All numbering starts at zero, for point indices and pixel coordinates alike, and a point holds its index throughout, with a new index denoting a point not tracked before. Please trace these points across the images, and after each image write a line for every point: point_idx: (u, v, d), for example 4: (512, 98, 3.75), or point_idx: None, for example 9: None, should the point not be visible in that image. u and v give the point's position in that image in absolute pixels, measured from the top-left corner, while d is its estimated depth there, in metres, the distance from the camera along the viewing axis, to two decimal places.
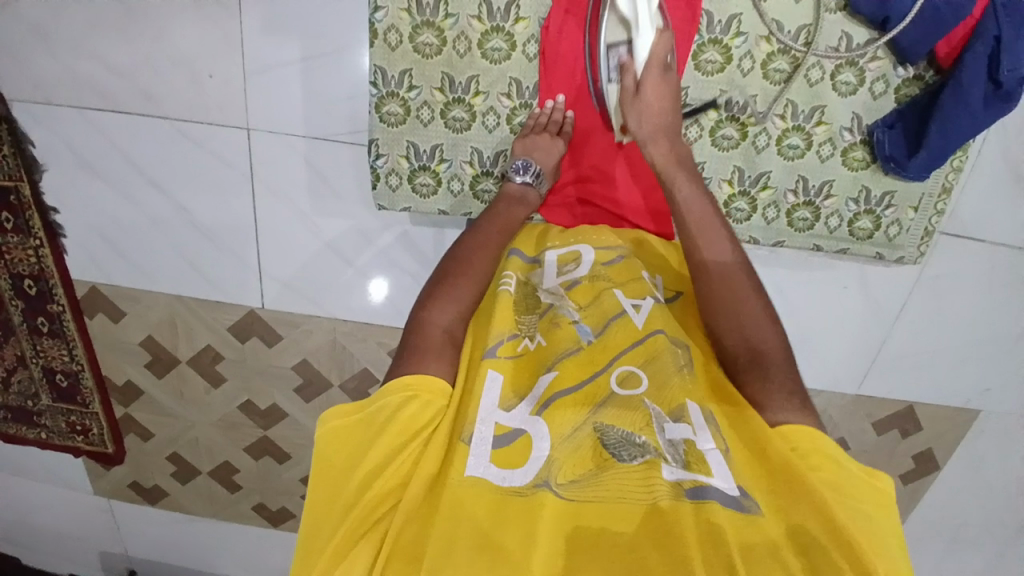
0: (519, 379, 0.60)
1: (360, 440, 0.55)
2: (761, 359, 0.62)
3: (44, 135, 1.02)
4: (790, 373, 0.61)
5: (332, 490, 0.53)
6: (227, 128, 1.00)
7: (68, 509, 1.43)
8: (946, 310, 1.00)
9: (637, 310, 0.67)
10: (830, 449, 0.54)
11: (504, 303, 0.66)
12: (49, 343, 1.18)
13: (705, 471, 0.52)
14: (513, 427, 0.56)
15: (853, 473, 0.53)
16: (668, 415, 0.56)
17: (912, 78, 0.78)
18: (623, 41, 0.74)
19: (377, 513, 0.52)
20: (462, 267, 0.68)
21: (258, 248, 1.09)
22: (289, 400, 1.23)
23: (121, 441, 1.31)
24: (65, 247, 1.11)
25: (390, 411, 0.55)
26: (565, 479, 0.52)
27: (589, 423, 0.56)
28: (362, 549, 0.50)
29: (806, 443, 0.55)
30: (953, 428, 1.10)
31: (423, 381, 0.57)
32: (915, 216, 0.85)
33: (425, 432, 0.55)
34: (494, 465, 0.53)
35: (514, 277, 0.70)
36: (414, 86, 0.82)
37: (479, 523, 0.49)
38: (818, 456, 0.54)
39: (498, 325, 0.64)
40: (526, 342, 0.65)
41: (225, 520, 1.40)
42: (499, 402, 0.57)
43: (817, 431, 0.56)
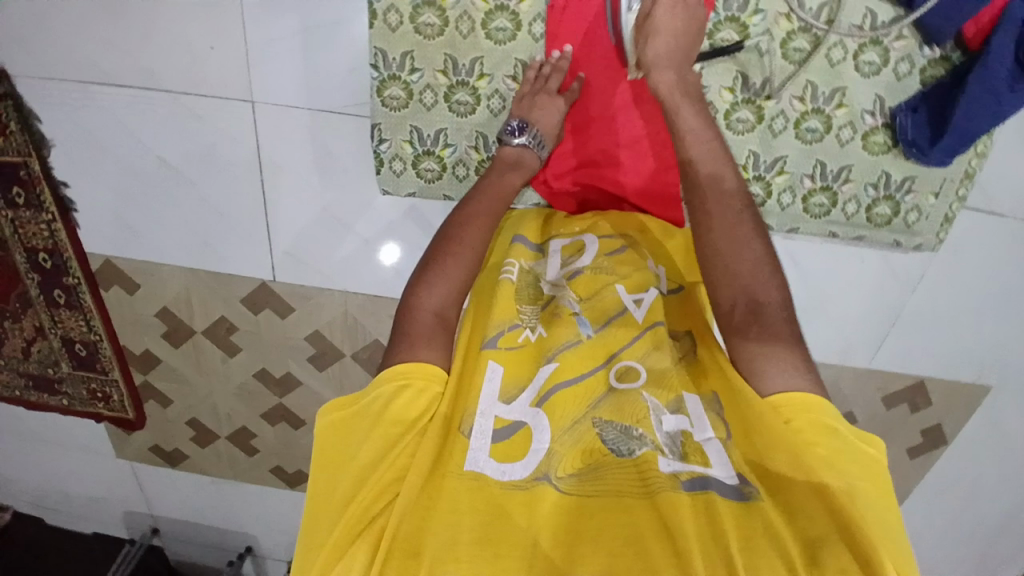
0: (519, 369, 0.60)
1: (356, 432, 0.53)
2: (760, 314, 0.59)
3: (50, 110, 1.01)
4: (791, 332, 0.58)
5: (327, 484, 0.52)
6: (232, 101, 0.99)
7: (94, 471, 1.48)
8: (963, 284, 0.98)
9: (637, 304, 0.66)
10: (829, 420, 0.53)
11: (506, 292, 0.65)
12: (67, 314, 1.19)
13: (702, 461, 0.52)
14: (513, 419, 0.55)
15: (850, 455, 0.51)
16: (665, 407, 0.56)
17: (938, 58, 0.74)
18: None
19: (373, 506, 0.49)
20: (452, 245, 0.64)
21: (267, 219, 1.08)
22: (302, 370, 1.25)
23: (141, 408, 1.34)
24: (76, 221, 1.11)
25: (384, 402, 0.54)
26: (565, 472, 0.52)
27: (589, 418, 0.56)
28: (360, 549, 0.47)
29: (801, 412, 0.53)
30: (964, 404, 1.09)
31: (416, 368, 0.56)
32: (935, 201, 0.82)
33: (421, 421, 0.54)
34: (493, 459, 0.52)
35: (516, 264, 0.68)
36: (416, 69, 0.80)
37: (481, 519, 0.49)
38: (812, 425, 0.52)
39: (498, 314, 0.63)
40: (526, 333, 0.63)
41: (244, 483, 1.44)
42: (499, 395, 0.57)
43: (807, 395, 0.54)
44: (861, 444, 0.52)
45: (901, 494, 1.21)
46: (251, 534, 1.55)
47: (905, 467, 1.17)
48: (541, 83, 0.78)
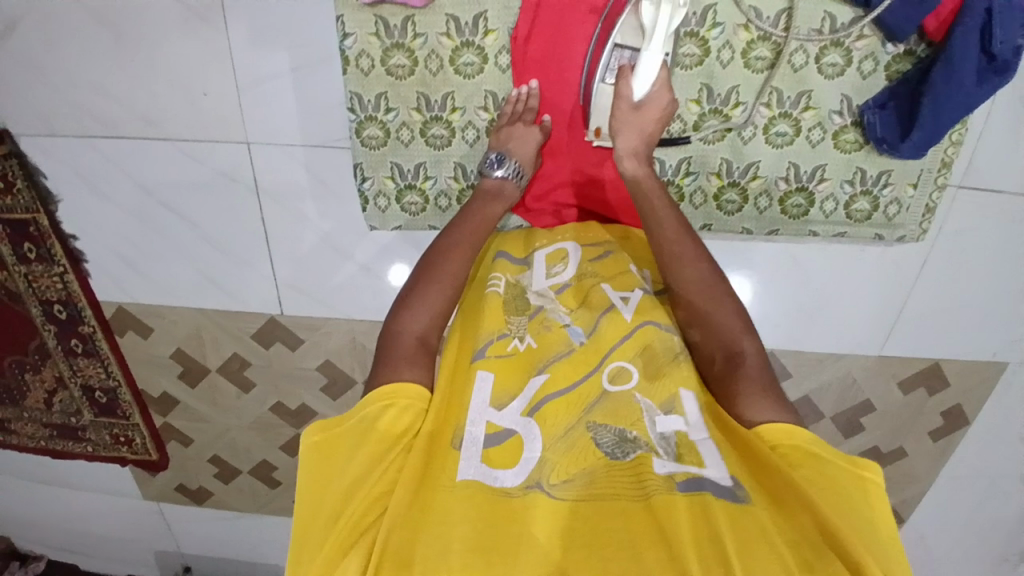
0: (510, 378, 0.61)
1: (342, 451, 0.53)
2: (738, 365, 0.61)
3: (55, 167, 1.05)
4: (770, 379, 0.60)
5: (314, 503, 0.51)
6: (228, 144, 1.02)
7: (122, 514, 1.51)
8: (965, 265, 0.97)
9: (625, 302, 0.67)
10: (806, 442, 0.54)
11: (493, 303, 0.67)
12: (85, 362, 1.23)
13: (697, 462, 0.52)
14: (504, 427, 0.56)
15: (839, 478, 0.51)
16: (659, 408, 0.58)
17: (902, 53, 0.75)
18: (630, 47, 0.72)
19: (364, 520, 0.49)
20: (434, 271, 0.66)
21: (270, 258, 1.11)
22: (317, 399, 1.27)
23: (163, 448, 1.37)
24: (87, 271, 1.15)
25: (368, 420, 0.55)
26: (557, 479, 0.52)
27: (581, 423, 0.57)
28: (351, 562, 0.46)
29: (785, 441, 0.54)
30: (980, 383, 1.08)
31: (399, 388, 0.57)
32: (914, 193, 0.82)
33: (406, 437, 0.54)
34: (485, 464, 0.53)
35: (502, 279, 0.70)
36: (391, 109, 0.82)
37: (472, 525, 0.48)
38: (797, 453, 0.53)
39: (487, 325, 0.65)
40: (515, 343, 0.65)
41: (269, 515, 1.46)
42: (489, 400, 0.58)
43: (796, 428, 0.55)
44: (851, 468, 0.51)
45: (924, 479, 1.20)
46: (280, 565, 1.57)
47: (926, 451, 1.16)
48: (518, 112, 0.79)
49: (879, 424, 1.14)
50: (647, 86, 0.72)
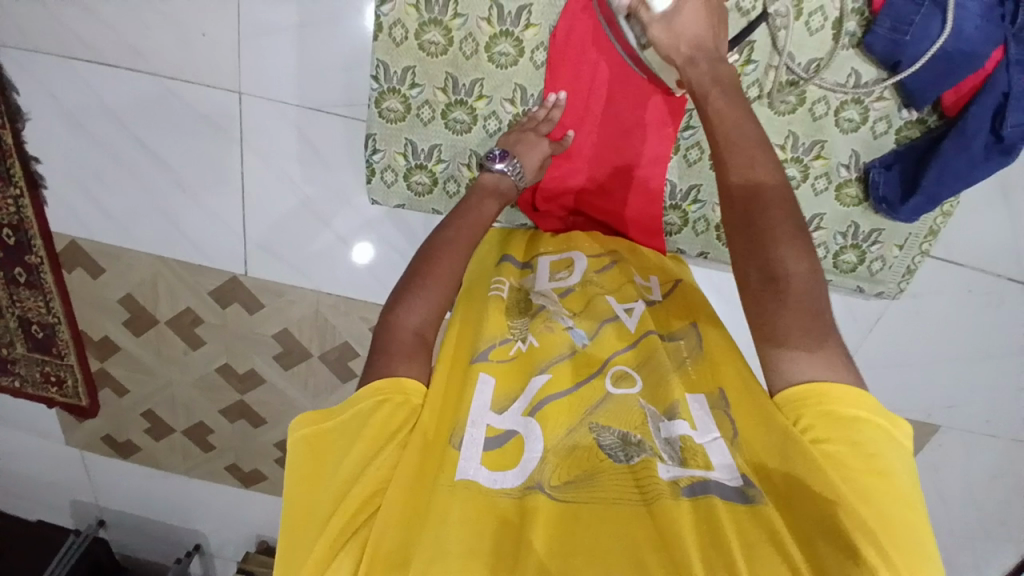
0: (510, 382, 0.58)
1: (335, 449, 0.51)
2: (782, 290, 0.53)
3: (29, 84, 0.99)
4: (812, 307, 0.53)
5: (306, 499, 0.50)
6: (218, 90, 0.98)
7: (39, 457, 1.43)
8: (918, 327, 1.02)
9: (628, 314, 0.67)
10: (845, 410, 0.50)
11: (495, 308, 0.64)
12: (27, 294, 1.16)
13: (703, 465, 0.51)
14: (505, 429, 0.54)
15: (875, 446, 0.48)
16: (664, 415, 0.55)
17: (915, 121, 0.78)
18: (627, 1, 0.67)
19: (357, 517, 0.47)
20: (432, 267, 0.63)
21: (243, 212, 1.07)
22: (268, 367, 1.23)
23: (95, 395, 1.31)
24: (45, 198, 1.08)
25: (360, 418, 0.52)
26: (558, 481, 0.50)
27: (584, 424, 0.54)
28: (343, 561, 0.46)
29: (814, 405, 0.50)
30: (912, 438, 1.14)
31: (394, 384, 0.54)
32: (900, 253, 0.86)
33: (401, 434, 0.51)
34: (484, 467, 0.51)
35: (506, 282, 0.69)
36: (417, 84, 0.81)
37: (468, 527, 0.47)
38: (828, 419, 0.49)
39: (489, 329, 0.62)
40: (518, 346, 0.62)
41: (197, 478, 1.41)
42: (490, 404, 0.55)
43: (827, 384, 0.51)
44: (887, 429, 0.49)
45: None
46: (201, 530, 1.51)
47: None
48: (533, 122, 0.79)
49: None
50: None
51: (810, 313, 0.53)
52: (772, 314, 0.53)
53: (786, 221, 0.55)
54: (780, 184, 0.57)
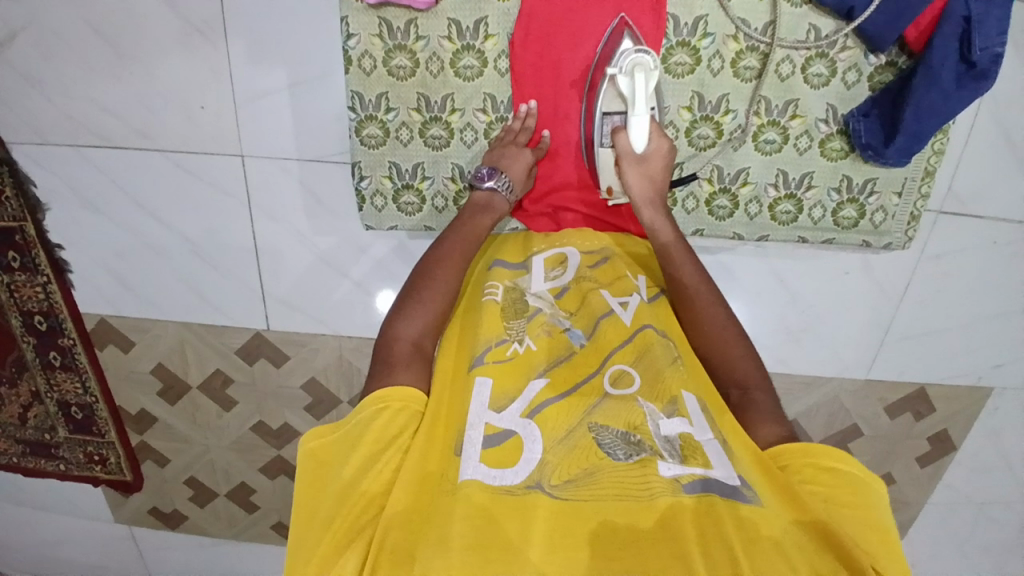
0: (508, 382, 0.59)
1: (337, 456, 0.52)
2: (752, 402, 0.60)
3: (43, 176, 1.03)
4: (781, 418, 0.59)
5: (311, 506, 0.51)
6: (222, 156, 1.00)
7: (92, 540, 1.45)
8: (948, 290, 0.96)
9: (623, 307, 0.69)
10: (826, 461, 0.53)
11: (491, 311, 0.66)
12: (63, 376, 1.20)
13: (703, 462, 0.51)
14: (503, 427, 0.54)
15: (856, 495, 0.51)
16: (662, 411, 0.56)
17: (885, 64, 0.78)
18: (619, 112, 0.74)
19: (359, 519, 0.48)
20: (427, 282, 0.66)
21: (258, 270, 1.09)
22: (300, 420, 1.23)
23: (138, 469, 1.33)
24: (71, 282, 1.12)
25: (362, 425, 0.53)
26: (559, 480, 0.50)
27: (584, 424, 0.54)
28: (347, 560, 0.46)
29: (799, 457, 0.53)
30: (967, 406, 1.06)
31: (395, 392, 0.55)
32: (899, 201, 0.84)
33: (402, 438, 0.52)
34: (483, 464, 0.50)
35: (500, 286, 0.70)
36: (392, 108, 0.83)
37: (472, 526, 0.46)
38: (812, 469, 0.52)
39: (486, 332, 0.64)
40: (515, 346, 0.64)
41: (246, 541, 1.41)
42: (488, 404, 0.56)
43: (813, 445, 0.54)
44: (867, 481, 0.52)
45: (913, 507, 1.17)
46: None
47: (916, 478, 1.13)
48: (511, 135, 0.80)
49: (868, 451, 1.12)
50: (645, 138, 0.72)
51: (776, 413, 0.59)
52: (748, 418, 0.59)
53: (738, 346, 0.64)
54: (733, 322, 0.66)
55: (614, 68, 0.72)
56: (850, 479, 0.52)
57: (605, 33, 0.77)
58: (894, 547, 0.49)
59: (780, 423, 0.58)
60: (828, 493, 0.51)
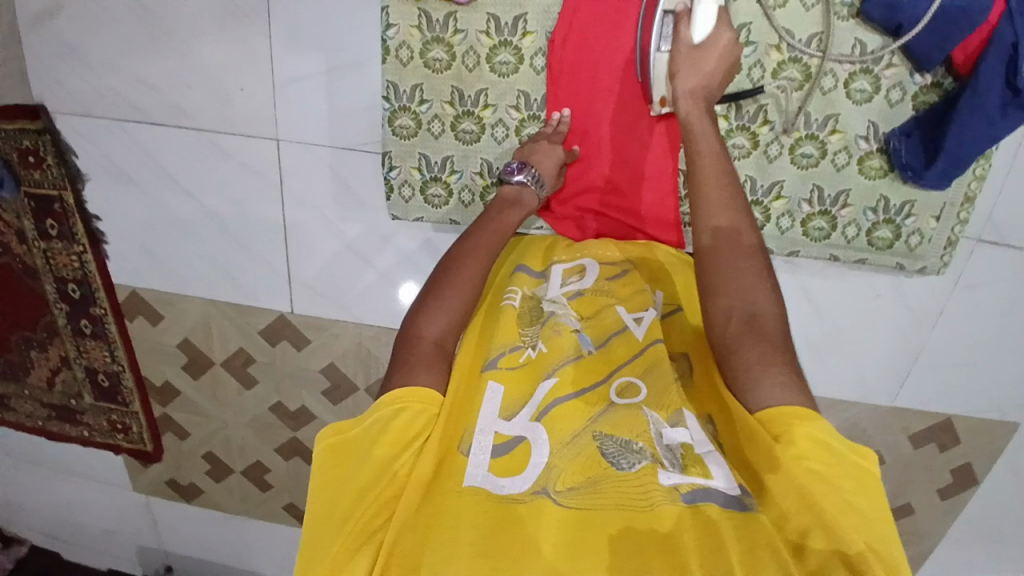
0: (519, 387, 0.59)
1: (354, 456, 0.52)
2: (758, 327, 0.55)
3: (86, 148, 1.06)
4: (785, 345, 0.55)
5: (325, 506, 0.50)
6: (258, 140, 1.01)
7: (109, 505, 1.49)
8: (982, 321, 0.93)
9: (638, 322, 0.67)
10: (822, 434, 0.49)
11: (507, 317, 0.65)
12: (92, 344, 1.23)
13: (702, 473, 0.51)
14: (513, 436, 0.54)
15: (845, 470, 0.48)
16: (666, 420, 0.55)
17: (930, 85, 0.75)
18: (679, 8, 0.69)
19: (372, 523, 0.48)
20: (449, 275, 0.64)
21: (287, 253, 1.10)
22: (317, 403, 1.25)
23: (158, 439, 1.36)
24: (106, 253, 1.15)
25: (380, 424, 0.52)
26: (565, 486, 0.50)
27: (588, 430, 0.54)
28: (359, 563, 0.47)
29: (796, 424, 0.50)
30: (995, 442, 1.03)
31: (414, 392, 0.54)
32: (937, 225, 0.82)
33: (417, 441, 0.52)
34: (492, 473, 0.51)
35: (519, 292, 0.69)
36: (425, 100, 0.83)
37: (480, 536, 0.46)
38: (808, 443, 0.49)
39: (500, 338, 0.63)
40: (528, 353, 0.63)
41: (256, 518, 1.43)
42: (499, 412, 0.55)
43: (801, 407, 0.51)
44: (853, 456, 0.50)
45: (930, 540, 1.13)
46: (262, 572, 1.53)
47: (935, 510, 1.10)
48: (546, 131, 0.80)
49: (887, 478, 1.09)
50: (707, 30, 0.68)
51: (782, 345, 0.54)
52: (749, 347, 0.54)
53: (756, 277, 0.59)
54: (749, 243, 0.61)
55: None
56: (843, 459, 0.49)
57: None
58: (892, 527, 0.47)
59: (786, 351, 0.54)
60: (826, 473, 0.48)
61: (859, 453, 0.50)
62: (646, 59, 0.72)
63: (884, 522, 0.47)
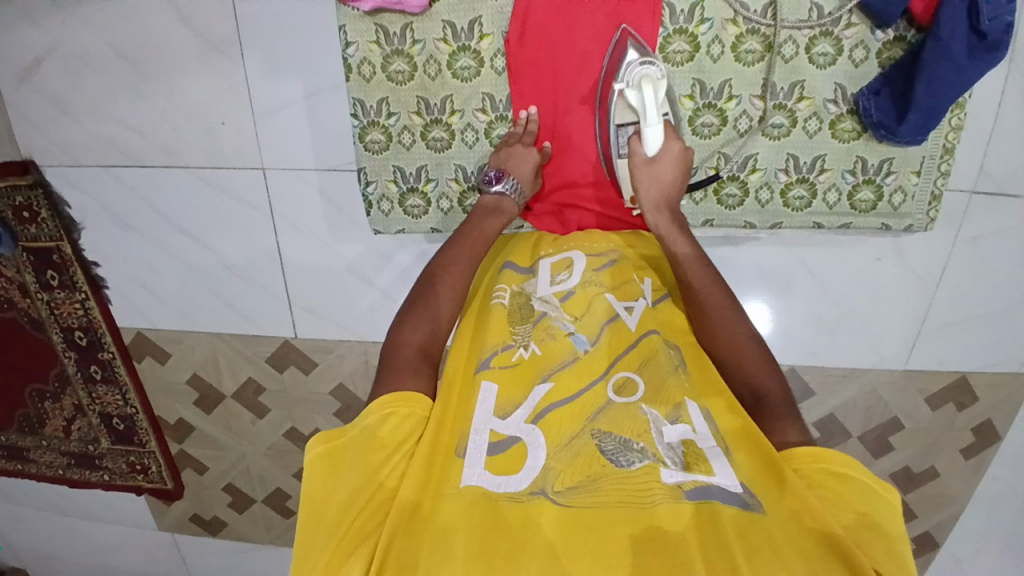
0: (513, 388, 0.59)
1: (344, 463, 0.51)
2: (765, 406, 0.58)
3: (78, 197, 1.07)
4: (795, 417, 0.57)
5: (317, 514, 0.48)
6: (245, 170, 1.02)
7: (138, 546, 1.50)
8: (983, 274, 0.92)
9: (629, 312, 0.67)
10: (836, 466, 0.50)
11: (497, 316, 0.66)
12: (103, 389, 1.24)
13: (706, 470, 0.50)
14: (508, 434, 0.54)
15: (862, 494, 0.49)
16: (665, 418, 0.55)
17: (893, 40, 0.75)
18: (632, 123, 0.74)
19: (366, 525, 0.48)
20: (434, 285, 0.66)
21: (285, 279, 1.11)
22: (330, 425, 1.25)
23: (178, 477, 1.37)
24: (108, 298, 1.17)
25: (368, 431, 0.53)
26: (563, 486, 0.49)
27: (586, 430, 0.54)
28: (355, 564, 0.45)
29: (809, 463, 0.51)
30: (1012, 395, 1.01)
31: (401, 396, 0.56)
32: (918, 180, 0.81)
33: (407, 444, 0.53)
34: (488, 471, 0.51)
35: (507, 290, 0.69)
36: (393, 113, 0.84)
37: (476, 534, 0.46)
38: (821, 474, 0.50)
39: (493, 337, 0.64)
40: (521, 352, 0.63)
41: (283, 546, 1.44)
42: (493, 410, 0.56)
43: (827, 451, 0.52)
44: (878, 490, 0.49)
45: (960, 501, 1.11)
46: None
47: (961, 471, 1.08)
48: (517, 136, 0.80)
49: (909, 442, 1.07)
50: (658, 138, 0.71)
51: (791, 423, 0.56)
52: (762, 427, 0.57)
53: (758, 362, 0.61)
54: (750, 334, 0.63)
55: (621, 83, 0.73)
56: (860, 485, 0.49)
57: (612, 39, 0.76)
58: (903, 548, 0.46)
59: (797, 423, 0.56)
60: (837, 497, 0.49)
61: (882, 483, 0.50)
62: (612, 164, 0.77)
63: (899, 542, 0.47)
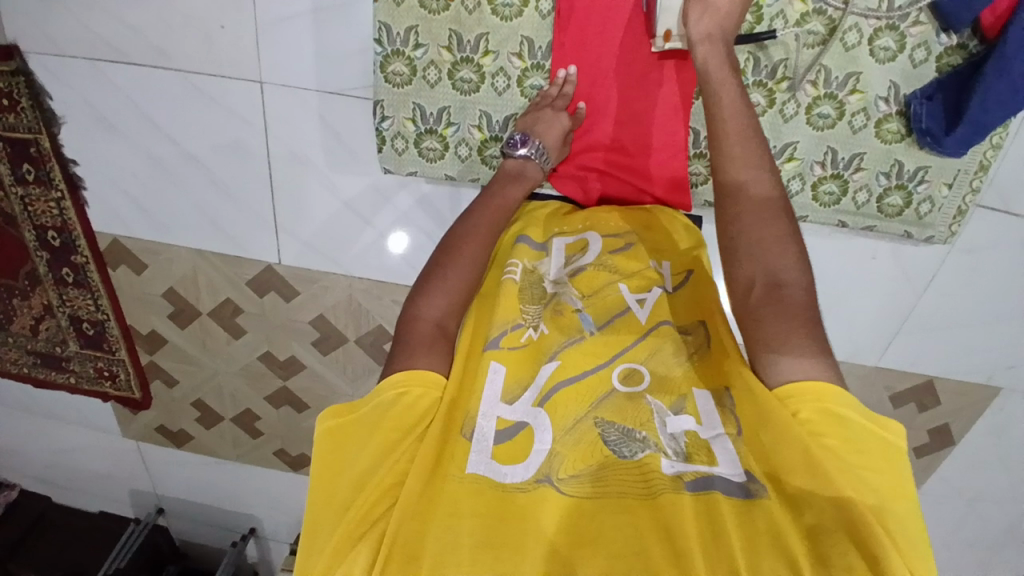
0: (522, 368, 0.58)
1: (354, 440, 0.51)
2: (780, 298, 0.55)
3: (60, 89, 1.00)
4: (812, 318, 0.55)
5: (325, 493, 0.49)
6: (241, 82, 0.96)
7: (99, 450, 1.49)
8: (975, 286, 0.92)
9: (641, 304, 0.65)
10: (837, 406, 0.50)
11: (509, 292, 0.63)
12: (75, 293, 1.20)
13: (708, 461, 0.51)
14: (514, 421, 0.53)
15: (861, 440, 0.49)
16: (669, 408, 0.54)
17: (955, 46, 0.72)
18: None
19: (374, 510, 0.47)
20: (451, 256, 0.64)
21: (274, 201, 1.06)
22: (307, 353, 1.23)
23: (147, 387, 1.35)
24: (86, 199, 1.11)
25: (382, 409, 0.53)
26: (566, 474, 0.50)
27: (589, 417, 0.54)
28: (361, 551, 0.45)
29: (811, 401, 0.50)
30: (973, 404, 1.04)
31: (417, 375, 0.54)
32: (948, 193, 0.80)
33: (420, 427, 0.52)
34: (495, 460, 0.50)
35: (519, 265, 0.67)
36: (421, 44, 0.79)
37: (485, 526, 0.46)
38: (823, 415, 0.49)
39: (502, 313, 0.62)
40: (530, 333, 0.61)
41: (248, 464, 1.44)
42: (500, 395, 0.55)
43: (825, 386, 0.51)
44: (874, 430, 0.49)
45: None
46: (255, 516, 1.56)
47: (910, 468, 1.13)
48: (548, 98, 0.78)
49: None
50: None
51: (804, 318, 0.54)
52: (772, 314, 0.54)
53: (783, 240, 0.58)
54: (776, 191, 0.61)
55: None
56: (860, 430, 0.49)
57: None
58: (908, 506, 0.46)
59: (811, 327, 0.54)
60: (839, 448, 0.48)
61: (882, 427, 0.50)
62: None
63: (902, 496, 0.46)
